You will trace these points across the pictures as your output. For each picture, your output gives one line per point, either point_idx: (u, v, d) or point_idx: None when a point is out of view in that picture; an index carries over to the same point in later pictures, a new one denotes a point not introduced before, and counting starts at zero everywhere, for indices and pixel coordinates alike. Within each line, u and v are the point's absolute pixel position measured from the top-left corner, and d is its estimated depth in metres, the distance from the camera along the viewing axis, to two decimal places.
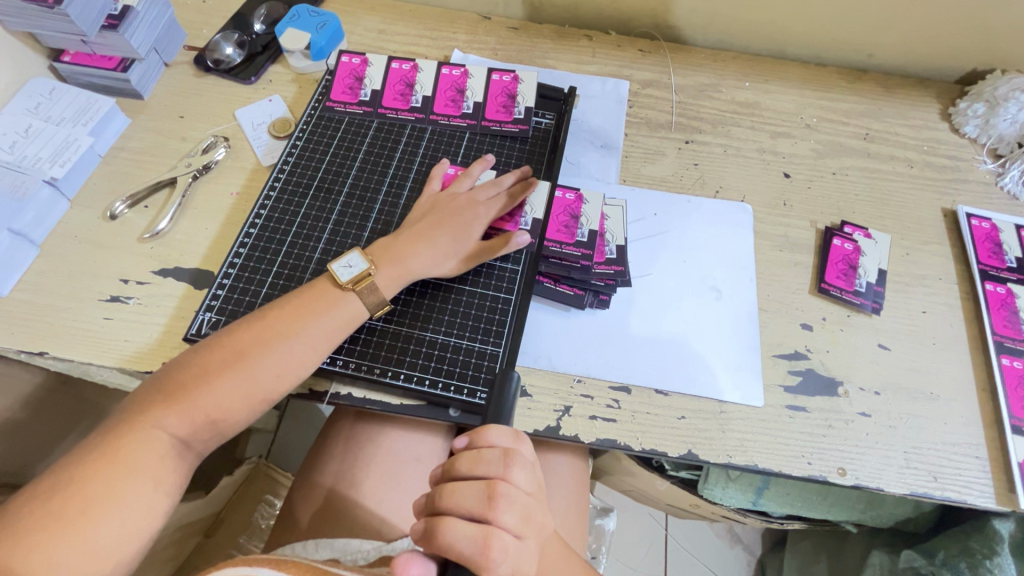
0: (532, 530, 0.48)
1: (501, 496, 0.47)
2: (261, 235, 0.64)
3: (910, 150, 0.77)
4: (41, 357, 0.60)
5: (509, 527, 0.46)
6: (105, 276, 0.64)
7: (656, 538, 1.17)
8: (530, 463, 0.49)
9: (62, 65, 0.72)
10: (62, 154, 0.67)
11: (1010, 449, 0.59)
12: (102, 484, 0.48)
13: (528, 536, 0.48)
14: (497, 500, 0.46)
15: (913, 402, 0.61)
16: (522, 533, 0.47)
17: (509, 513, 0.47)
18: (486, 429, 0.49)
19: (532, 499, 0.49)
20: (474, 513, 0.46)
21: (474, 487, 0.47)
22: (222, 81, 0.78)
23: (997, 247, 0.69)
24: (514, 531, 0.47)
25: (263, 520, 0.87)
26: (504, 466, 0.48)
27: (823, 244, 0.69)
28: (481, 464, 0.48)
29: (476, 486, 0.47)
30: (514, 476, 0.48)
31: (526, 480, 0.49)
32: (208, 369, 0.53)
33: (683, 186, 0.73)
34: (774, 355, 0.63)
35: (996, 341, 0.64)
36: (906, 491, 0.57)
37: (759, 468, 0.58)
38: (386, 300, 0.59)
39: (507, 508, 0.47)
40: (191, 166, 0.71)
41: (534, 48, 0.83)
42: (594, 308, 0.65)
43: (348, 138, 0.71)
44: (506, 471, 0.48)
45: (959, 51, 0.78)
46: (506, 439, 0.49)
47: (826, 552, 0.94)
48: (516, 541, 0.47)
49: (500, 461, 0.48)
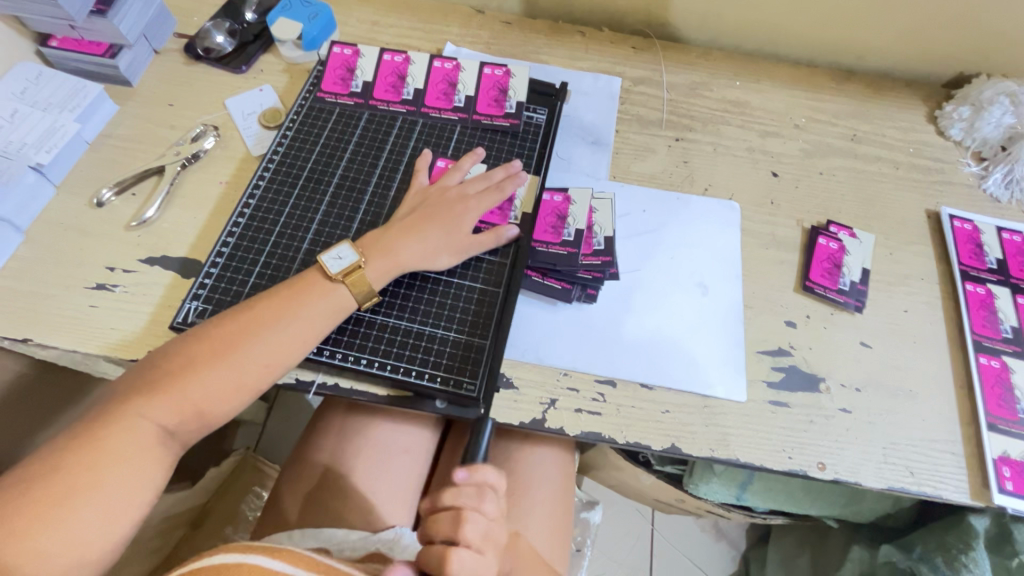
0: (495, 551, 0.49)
1: (470, 519, 0.49)
2: (250, 225, 0.64)
3: (896, 152, 0.78)
4: (25, 345, 0.59)
5: (472, 544, 0.48)
6: (91, 263, 0.63)
7: (642, 533, 1.18)
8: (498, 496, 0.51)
9: (49, 49, 0.71)
10: (48, 141, 0.66)
11: (985, 445, 0.60)
12: (86, 474, 0.47)
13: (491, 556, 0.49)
14: (465, 520, 0.49)
15: (892, 399, 0.63)
16: (484, 551, 0.48)
17: (475, 531, 0.49)
18: (481, 466, 0.52)
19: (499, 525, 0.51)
20: (446, 535, 0.48)
21: (448, 513, 0.49)
22: (212, 70, 0.78)
23: (978, 248, 0.70)
24: (477, 548, 0.48)
25: (250, 511, 0.87)
26: (476, 497, 0.50)
27: (809, 242, 0.70)
28: (457, 496, 0.50)
29: (449, 513, 0.49)
30: (486, 506, 0.50)
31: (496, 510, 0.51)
32: (196, 359, 0.53)
33: (673, 183, 0.74)
34: (758, 351, 0.64)
35: (975, 340, 0.65)
36: (883, 485, 0.59)
37: (740, 461, 0.59)
38: (376, 291, 0.59)
39: (474, 530, 0.48)
40: (180, 155, 0.70)
41: (527, 43, 0.83)
42: (581, 302, 0.65)
43: (338, 130, 0.71)
44: (479, 501, 0.50)
45: (946, 54, 0.79)
46: (490, 478, 0.51)
47: (809, 547, 0.95)
48: (478, 556, 0.48)
49: (474, 492, 0.50)
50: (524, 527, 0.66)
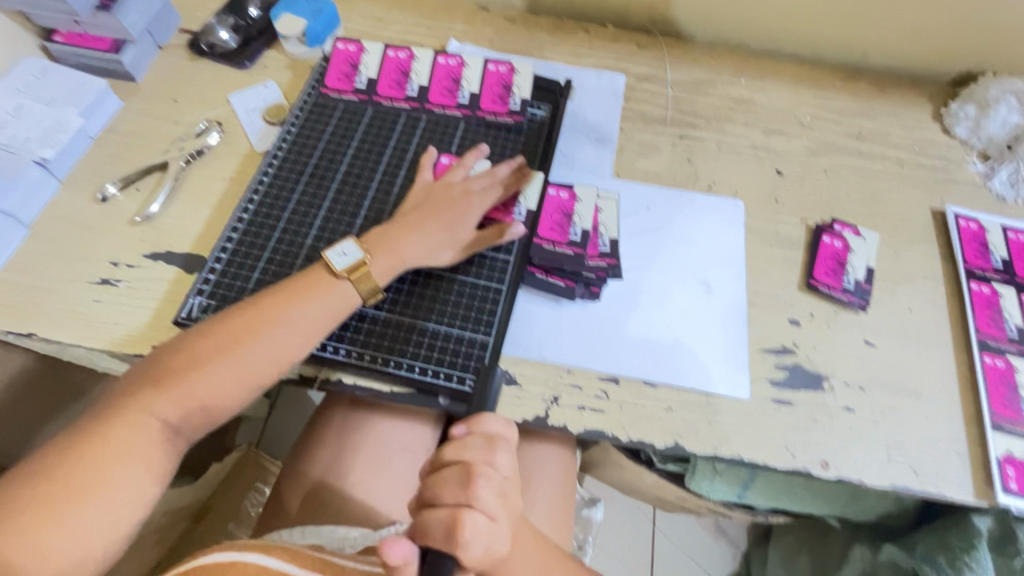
0: (507, 512, 0.49)
1: (480, 476, 0.48)
2: (254, 220, 0.64)
3: (901, 150, 0.78)
4: (28, 339, 0.59)
5: (485, 507, 0.47)
6: (95, 259, 0.63)
7: (643, 531, 1.18)
8: (504, 447, 0.50)
9: (53, 45, 0.72)
10: (52, 135, 0.66)
11: (989, 445, 0.60)
12: (92, 470, 0.47)
13: (502, 516, 0.48)
14: (477, 480, 0.48)
15: (896, 398, 0.62)
16: (497, 514, 0.48)
17: (488, 492, 0.48)
18: (482, 416, 0.51)
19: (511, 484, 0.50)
20: (455, 498, 0.47)
21: (456, 471, 0.48)
22: (216, 65, 0.78)
23: (983, 247, 0.70)
24: (489, 511, 0.47)
25: (253, 507, 0.87)
26: (486, 451, 0.49)
27: (813, 241, 0.70)
28: (464, 450, 0.49)
29: (457, 471, 0.48)
30: (496, 460, 0.49)
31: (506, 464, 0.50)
32: (202, 354, 0.53)
33: (677, 181, 0.74)
34: (761, 349, 0.64)
35: (979, 339, 0.65)
36: (887, 484, 0.58)
37: (743, 460, 0.59)
38: (380, 288, 0.59)
39: (486, 489, 0.48)
40: (183, 151, 0.71)
41: (531, 39, 0.83)
42: (585, 300, 0.65)
43: (343, 126, 0.71)
44: (488, 456, 0.49)
45: (953, 52, 0.78)
46: (495, 428, 0.51)
47: (809, 546, 0.95)
48: (490, 521, 0.47)
49: (482, 447, 0.49)
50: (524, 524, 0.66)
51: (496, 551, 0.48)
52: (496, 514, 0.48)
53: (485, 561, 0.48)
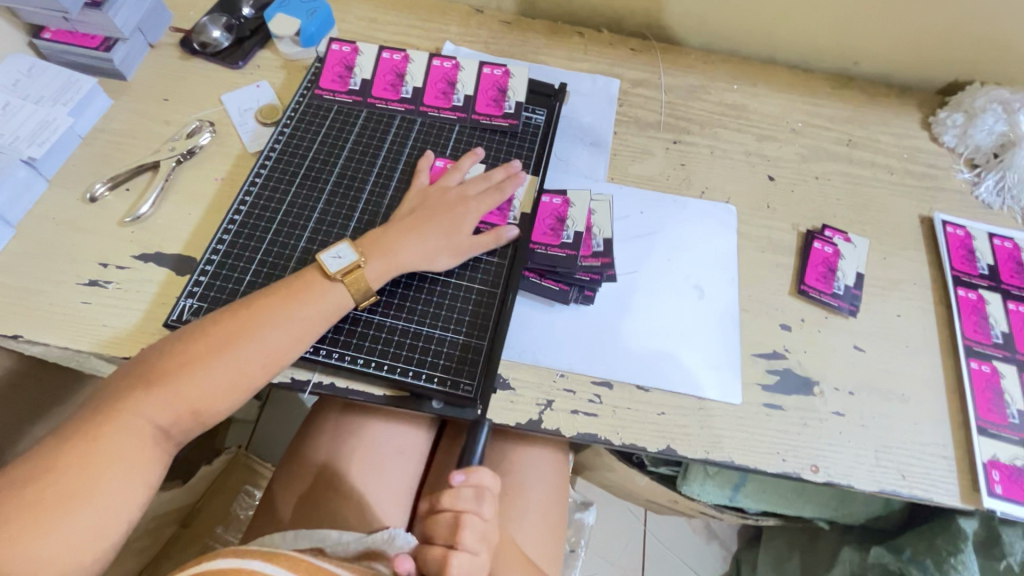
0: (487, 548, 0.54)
1: (467, 523, 0.53)
2: (246, 222, 0.64)
3: (891, 158, 0.79)
4: (14, 341, 0.58)
5: (469, 548, 0.53)
6: (83, 259, 0.63)
7: (635, 534, 1.19)
8: (487, 495, 0.55)
9: (41, 41, 0.71)
10: (40, 134, 0.65)
11: (975, 449, 0.61)
12: (79, 476, 0.47)
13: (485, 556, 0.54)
14: (463, 523, 0.53)
15: (884, 403, 0.63)
16: (479, 551, 0.53)
17: (471, 534, 0.53)
18: (476, 469, 0.56)
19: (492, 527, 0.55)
20: (445, 540, 0.53)
21: (447, 517, 0.54)
22: (208, 64, 0.77)
23: (970, 254, 0.71)
24: (473, 550, 0.53)
25: (243, 511, 0.86)
26: (474, 501, 0.55)
27: (804, 246, 0.71)
28: (456, 499, 0.54)
29: (448, 516, 0.54)
30: (482, 508, 0.55)
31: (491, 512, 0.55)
32: (192, 358, 0.52)
33: (670, 186, 0.74)
34: (753, 354, 0.65)
35: (966, 345, 0.66)
36: (875, 488, 0.59)
37: (735, 464, 0.59)
38: (374, 290, 0.59)
39: (470, 533, 0.53)
40: (175, 151, 0.70)
41: (526, 43, 0.83)
42: (578, 304, 0.65)
43: (336, 127, 0.70)
44: (477, 506, 0.54)
45: (941, 61, 0.79)
46: (484, 479, 0.55)
47: (798, 547, 0.96)
48: (472, 557, 0.52)
49: (473, 497, 0.55)
50: (518, 528, 0.66)
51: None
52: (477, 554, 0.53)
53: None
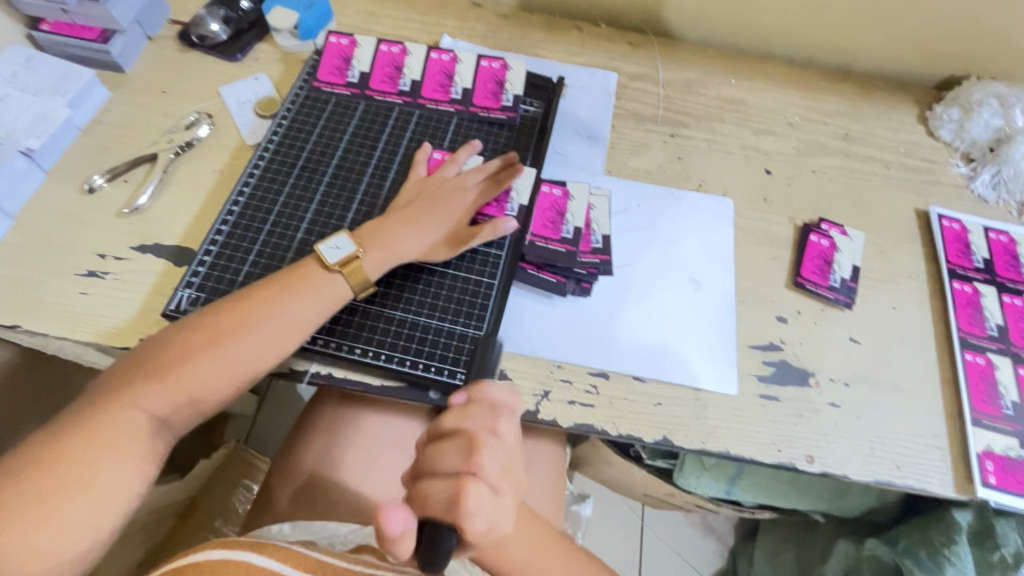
0: (510, 487, 0.49)
1: (483, 447, 0.47)
2: (244, 213, 0.64)
3: (887, 152, 0.79)
4: (12, 331, 0.59)
5: (489, 479, 0.47)
6: (81, 250, 0.63)
7: (632, 528, 1.19)
8: (501, 412, 0.49)
9: (40, 33, 0.71)
10: (39, 125, 0.66)
11: (970, 440, 0.61)
12: (76, 464, 0.47)
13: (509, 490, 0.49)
14: (479, 452, 0.47)
15: (879, 394, 0.64)
16: (499, 487, 0.48)
17: (491, 463, 0.47)
18: (485, 385, 0.50)
19: (513, 463, 0.49)
20: (455, 469, 0.47)
21: (456, 442, 0.47)
22: (206, 57, 0.77)
23: (965, 248, 0.72)
24: (493, 484, 0.47)
25: (240, 505, 0.86)
26: (489, 418, 0.49)
27: (800, 240, 0.71)
28: (467, 420, 0.48)
29: (460, 443, 0.47)
30: (499, 428, 0.49)
31: (512, 438, 0.49)
32: (192, 347, 0.53)
33: (667, 179, 0.74)
34: (749, 346, 0.65)
35: (961, 337, 0.66)
36: (870, 479, 0.59)
37: (730, 454, 0.59)
38: (373, 281, 0.59)
39: (490, 459, 0.47)
40: (173, 143, 0.70)
41: (524, 37, 0.83)
42: (575, 296, 0.65)
43: (334, 119, 0.71)
44: (492, 425, 0.48)
45: (937, 56, 0.80)
46: (501, 396, 0.50)
47: (794, 541, 0.96)
48: (494, 494, 0.47)
49: (487, 415, 0.49)
50: None
51: (500, 526, 0.48)
52: (498, 486, 0.48)
53: (490, 534, 0.48)
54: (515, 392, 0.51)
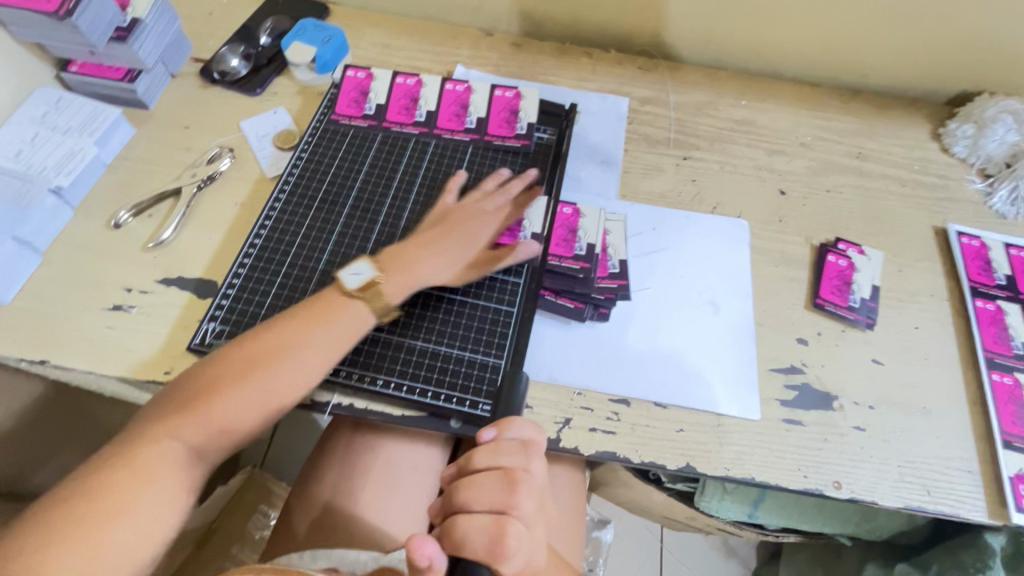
0: (543, 521, 0.50)
1: (521, 483, 0.49)
2: (266, 246, 0.65)
3: (902, 169, 0.79)
4: (41, 366, 0.60)
5: (526, 515, 0.48)
6: (108, 285, 0.64)
7: (651, 551, 1.17)
8: (531, 448, 0.50)
9: (69, 74, 0.73)
10: (68, 164, 0.67)
11: (1001, 464, 0.60)
12: (116, 493, 0.48)
13: (541, 527, 0.50)
14: (516, 488, 0.48)
15: (906, 417, 0.63)
16: (534, 522, 0.49)
17: (527, 499, 0.49)
18: (510, 422, 0.52)
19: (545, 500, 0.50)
20: (493, 505, 0.48)
21: (494, 477, 0.49)
22: (227, 92, 0.79)
23: (986, 265, 0.71)
24: (528, 519, 0.48)
25: (257, 531, 0.86)
26: (523, 456, 0.50)
27: (818, 260, 0.71)
28: (501, 456, 0.50)
29: (496, 477, 0.49)
30: (533, 464, 0.50)
31: (543, 473, 0.50)
32: (218, 380, 0.53)
33: (682, 202, 0.75)
34: (770, 369, 0.64)
35: (987, 356, 0.66)
36: (901, 504, 0.58)
37: (756, 481, 0.59)
38: (396, 306, 0.60)
39: (526, 495, 0.48)
40: (196, 177, 0.72)
41: (535, 64, 0.85)
42: (594, 321, 0.66)
43: (353, 151, 0.72)
44: (525, 461, 0.50)
45: (948, 74, 0.80)
46: (528, 433, 0.52)
47: (821, 565, 0.94)
48: (530, 531, 0.48)
49: (521, 452, 0.50)
50: None
51: (534, 563, 0.49)
52: (532, 523, 0.48)
53: (524, 571, 0.48)
54: (539, 428, 0.53)
